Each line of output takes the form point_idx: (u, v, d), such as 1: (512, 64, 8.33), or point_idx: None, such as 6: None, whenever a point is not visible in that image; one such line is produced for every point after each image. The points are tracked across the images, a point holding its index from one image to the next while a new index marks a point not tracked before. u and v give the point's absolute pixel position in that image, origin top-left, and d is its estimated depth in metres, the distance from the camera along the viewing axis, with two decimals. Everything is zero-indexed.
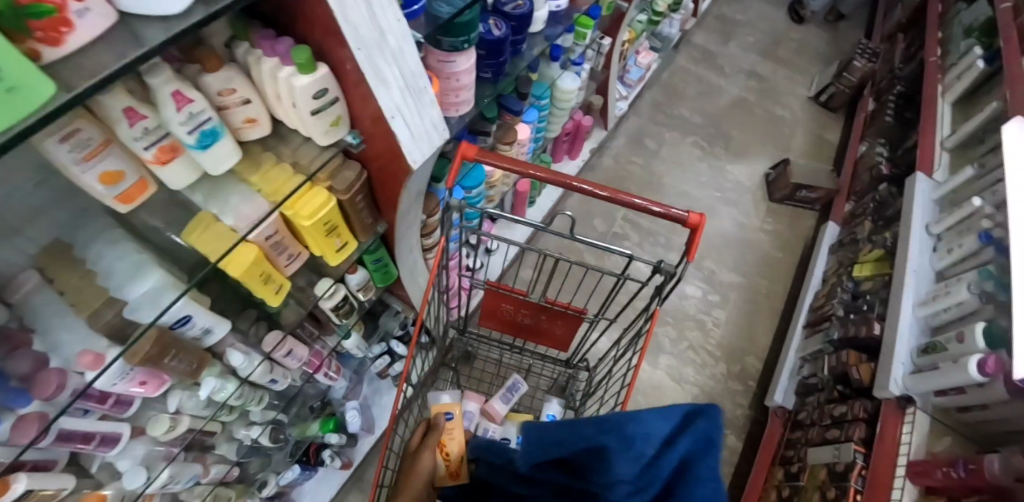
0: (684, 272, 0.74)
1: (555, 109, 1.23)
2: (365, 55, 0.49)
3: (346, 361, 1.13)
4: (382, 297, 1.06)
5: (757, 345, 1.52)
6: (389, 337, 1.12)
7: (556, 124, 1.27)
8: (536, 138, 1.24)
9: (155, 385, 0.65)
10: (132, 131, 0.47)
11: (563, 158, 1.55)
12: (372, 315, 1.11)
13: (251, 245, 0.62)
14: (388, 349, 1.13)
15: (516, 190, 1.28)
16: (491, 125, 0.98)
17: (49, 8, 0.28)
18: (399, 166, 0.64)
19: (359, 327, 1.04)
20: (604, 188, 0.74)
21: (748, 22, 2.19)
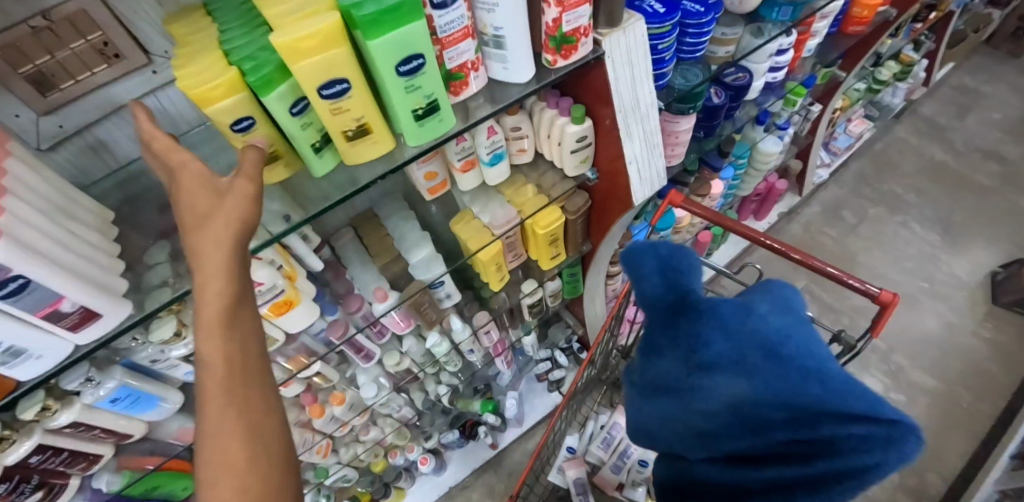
0: (866, 348, 0.73)
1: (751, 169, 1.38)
2: (624, 115, 0.67)
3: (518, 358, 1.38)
4: (560, 311, 1.33)
5: (945, 464, 1.30)
6: (555, 347, 1.38)
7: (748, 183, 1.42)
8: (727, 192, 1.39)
9: (406, 324, 0.88)
10: (455, 149, 0.69)
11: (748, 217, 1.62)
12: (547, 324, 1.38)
13: (497, 243, 0.83)
14: (552, 356, 1.37)
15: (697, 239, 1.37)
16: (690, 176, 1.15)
17: (462, 75, 0.52)
18: (622, 200, 0.80)
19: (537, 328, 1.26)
20: (790, 249, 0.78)
21: (996, 95, 1.87)
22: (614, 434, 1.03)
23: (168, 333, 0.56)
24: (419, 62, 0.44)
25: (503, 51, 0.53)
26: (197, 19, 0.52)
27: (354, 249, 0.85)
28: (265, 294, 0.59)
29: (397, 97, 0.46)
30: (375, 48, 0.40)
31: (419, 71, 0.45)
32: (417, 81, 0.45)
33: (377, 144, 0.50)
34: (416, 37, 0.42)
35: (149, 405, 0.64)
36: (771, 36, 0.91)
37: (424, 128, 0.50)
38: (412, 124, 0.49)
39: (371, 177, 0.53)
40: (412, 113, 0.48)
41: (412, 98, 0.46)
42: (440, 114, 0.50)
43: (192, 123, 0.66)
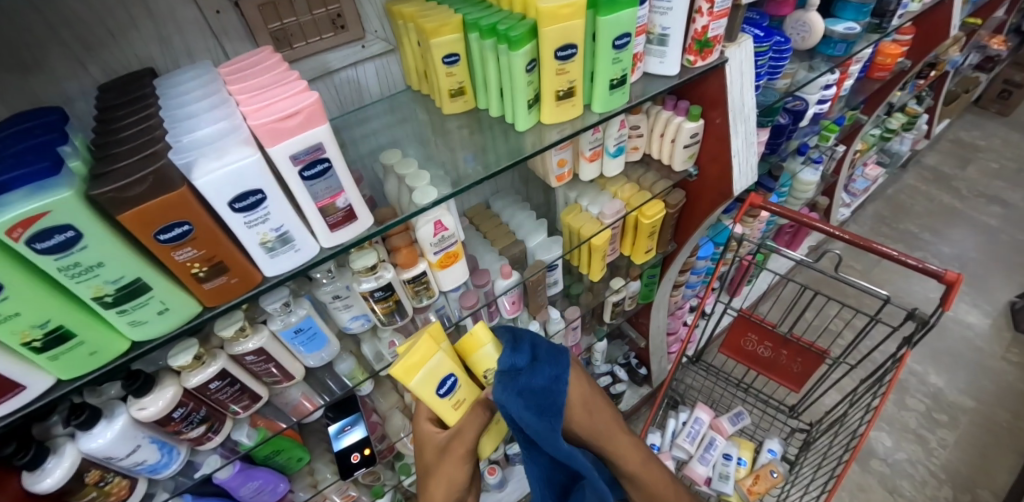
0: (940, 321, 0.83)
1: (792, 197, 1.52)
2: (734, 114, 0.79)
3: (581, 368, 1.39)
4: (622, 326, 1.38)
5: (996, 481, 1.34)
6: (614, 363, 1.44)
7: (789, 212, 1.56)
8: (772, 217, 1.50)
9: (516, 309, 0.93)
10: (589, 138, 0.81)
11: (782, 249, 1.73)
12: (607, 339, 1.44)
13: (605, 232, 0.92)
14: (612, 370, 1.41)
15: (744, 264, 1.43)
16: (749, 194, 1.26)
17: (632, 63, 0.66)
18: (719, 195, 0.91)
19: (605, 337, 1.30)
20: (863, 240, 0.89)
21: (993, 147, 2.10)
22: (698, 428, 1.05)
23: (369, 261, 0.61)
24: (626, 40, 0.56)
25: (665, 47, 0.67)
26: (420, 2, 0.64)
27: (474, 235, 0.93)
28: (444, 242, 0.68)
29: (603, 67, 0.58)
30: (606, 23, 0.53)
31: (624, 48, 0.57)
32: (621, 56, 0.58)
33: (573, 106, 0.61)
34: (631, 19, 0.55)
35: (316, 347, 0.70)
36: (821, 71, 1.07)
37: (613, 97, 0.61)
38: (605, 92, 0.60)
39: (558, 136, 0.63)
40: (608, 82, 0.59)
41: (613, 70, 0.58)
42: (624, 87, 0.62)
43: (372, 95, 0.78)
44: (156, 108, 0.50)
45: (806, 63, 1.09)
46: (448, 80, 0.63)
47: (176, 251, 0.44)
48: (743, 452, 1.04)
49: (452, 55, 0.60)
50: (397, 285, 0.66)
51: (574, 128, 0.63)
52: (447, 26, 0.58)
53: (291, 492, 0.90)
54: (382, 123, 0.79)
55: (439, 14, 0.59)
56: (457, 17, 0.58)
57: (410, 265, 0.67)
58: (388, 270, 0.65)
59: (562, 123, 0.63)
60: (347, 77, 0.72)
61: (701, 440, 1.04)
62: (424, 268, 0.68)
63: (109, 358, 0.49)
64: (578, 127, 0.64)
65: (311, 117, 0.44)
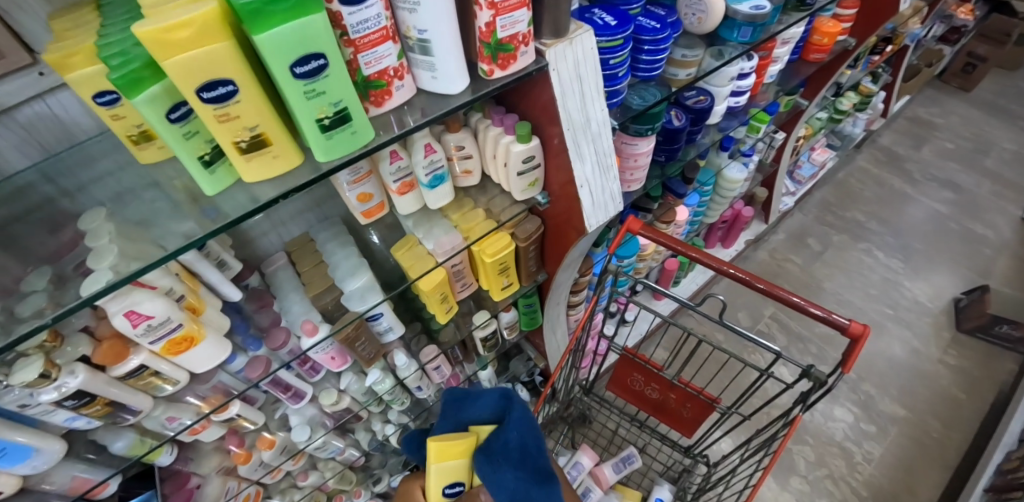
0: (838, 383, 0.70)
1: (718, 196, 1.35)
2: (572, 134, 0.62)
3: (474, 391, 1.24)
4: (520, 344, 1.24)
5: (919, 498, 1.26)
6: (516, 380, 1.29)
7: (715, 210, 1.39)
8: (695, 218, 1.34)
9: (340, 362, 0.79)
10: (389, 168, 0.63)
11: (716, 245, 1.57)
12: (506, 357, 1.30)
13: (442, 270, 0.76)
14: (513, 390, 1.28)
15: (663, 267, 1.30)
16: (654, 203, 1.09)
17: (383, 83, 0.47)
18: (575, 226, 0.74)
19: (494, 362, 1.15)
20: (758, 280, 0.74)
21: (951, 126, 1.94)
22: (576, 474, 0.93)
23: (31, 375, 0.47)
24: (321, 64, 0.38)
25: (432, 59, 0.48)
26: (83, 13, 0.46)
27: (286, 280, 0.77)
28: (158, 329, 0.52)
29: (296, 105, 0.40)
30: (263, 47, 0.35)
31: (320, 75, 0.39)
32: (320, 86, 0.40)
33: (277, 157, 0.44)
34: (315, 36, 0.37)
35: (17, 459, 0.56)
36: (730, 59, 0.87)
37: (334, 140, 0.44)
38: (318, 137, 0.43)
39: (272, 195, 0.46)
40: (316, 123, 0.42)
41: (315, 106, 0.41)
42: (353, 125, 0.44)
43: (89, 131, 0.61)
44: None
45: (711, 50, 0.90)
46: (119, 125, 0.46)
47: None
48: None
49: (106, 93, 0.43)
50: (96, 388, 0.53)
51: (293, 184, 0.46)
52: (76, 56, 0.40)
53: None
54: (115, 160, 0.61)
55: (77, 39, 0.42)
56: (92, 41, 0.41)
57: (115, 362, 0.52)
58: (74, 377, 0.51)
59: (277, 176, 0.46)
60: (38, 112, 0.55)
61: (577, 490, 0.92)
62: (140, 362, 0.54)
63: None
64: (301, 180, 0.46)
65: None
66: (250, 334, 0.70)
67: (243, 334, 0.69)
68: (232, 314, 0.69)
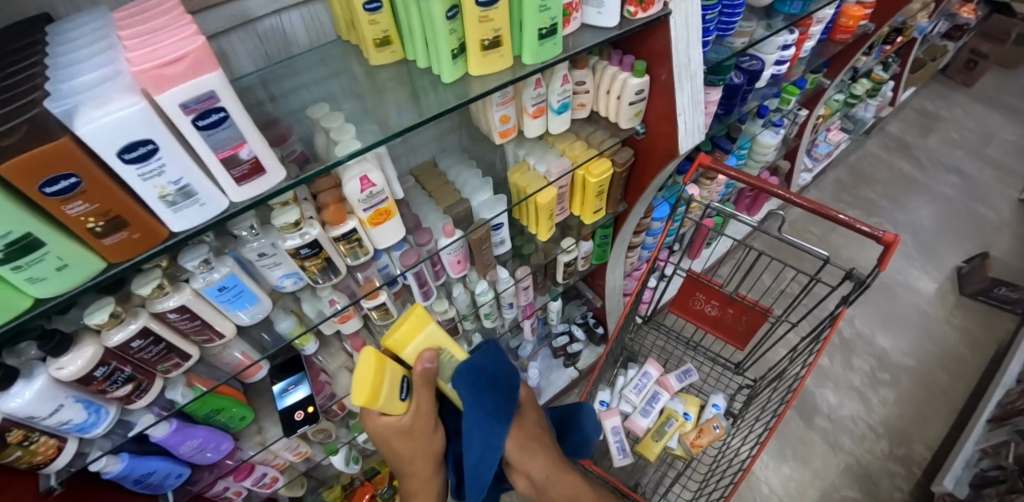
0: (875, 281, 0.86)
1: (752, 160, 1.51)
2: (679, 71, 0.78)
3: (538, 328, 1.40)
4: (578, 286, 1.40)
5: (929, 434, 1.42)
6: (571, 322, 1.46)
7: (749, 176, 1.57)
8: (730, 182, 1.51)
9: (461, 267, 0.94)
10: (532, 93, 0.78)
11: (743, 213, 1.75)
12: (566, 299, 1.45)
13: (553, 190, 0.92)
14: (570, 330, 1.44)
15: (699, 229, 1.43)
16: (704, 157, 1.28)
17: (567, 13, 0.64)
18: (666, 154, 0.90)
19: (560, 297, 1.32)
20: (809, 201, 0.90)
21: (954, 118, 2.14)
22: (645, 382, 1.09)
23: (291, 218, 0.60)
24: None
25: None
26: None
27: (420, 195, 0.92)
28: (373, 198, 0.67)
29: (531, 15, 0.56)
30: None
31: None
32: (549, 3, 0.56)
33: (501, 57, 0.60)
34: None
35: (244, 304, 0.69)
36: (778, 30, 1.03)
37: (543, 47, 0.60)
38: (535, 43, 0.59)
39: (489, 88, 0.61)
40: (537, 31, 0.58)
41: (541, 18, 0.56)
42: (555, 39, 0.60)
43: (300, 46, 0.75)
44: (43, 65, 0.45)
45: (764, 21, 1.05)
46: (371, 28, 0.60)
47: (66, 204, 0.41)
48: (688, 407, 1.07)
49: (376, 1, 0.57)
50: (324, 242, 0.66)
51: (505, 79, 0.61)
52: None
53: (238, 450, 0.92)
54: (316, 75, 0.75)
55: None
56: None
57: (338, 222, 0.66)
58: (314, 227, 0.63)
59: (490, 74, 0.61)
60: (272, 26, 0.70)
61: (648, 392, 1.09)
62: (353, 226, 0.67)
63: (8, 316, 0.46)
64: (509, 77, 0.62)
65: (200, 63, 0.41)
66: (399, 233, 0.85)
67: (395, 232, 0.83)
68: None
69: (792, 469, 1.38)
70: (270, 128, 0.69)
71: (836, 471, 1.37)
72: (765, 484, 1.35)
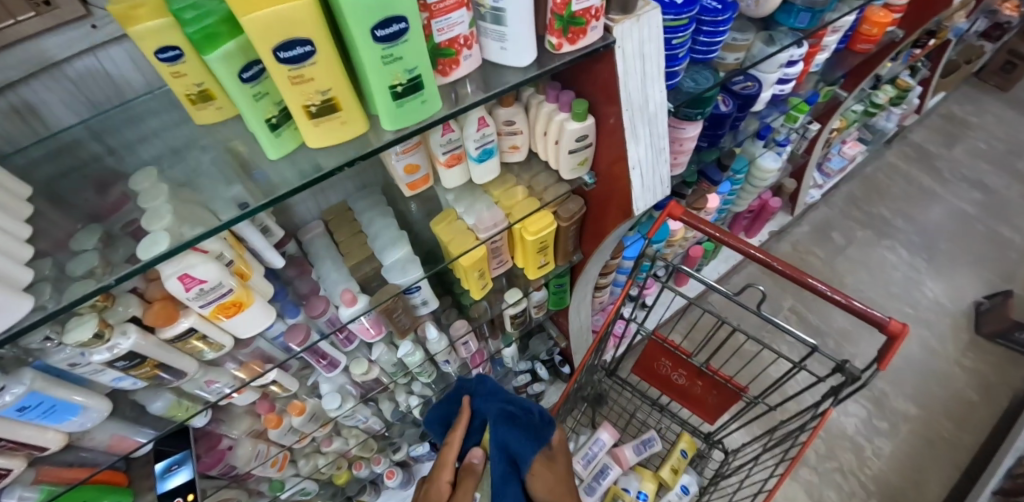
0: (872, 379, 0.69)
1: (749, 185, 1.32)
2: (629, 115, 0.60)
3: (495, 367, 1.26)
4: (542, 323, 1.23)
5: (925, 494, 1.28)
6: (536, 359, 1.30)
7: (744, 199, 1.38)
8: (722, 207, 1.33)
9: (375, 332, 0.80)
10: (440, 140, 0.62)
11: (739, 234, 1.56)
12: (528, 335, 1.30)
13: (482, 247, 0.76)
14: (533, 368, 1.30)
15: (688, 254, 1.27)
16: (688, 188, 1.07)
17: (452, 52, 0.46)
18: (621, 207, 0.73)
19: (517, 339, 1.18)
20: (788, 266, 0.69)
21: (986, 126, 1.90)
22: (596, 451, 0.95)
23: (86, 334, 0.46)
24: (402, 28, 0.37)
25: (503, 28, 0.46)
26: None
27: (325, 248, 0.77)
28: (209, 293, 0.51)
29: (372, 70, 0.38)
30: (349, 9, 0.33)
31: (400, 39, 0.38)
32: (397, 51, 0.38)
33: (346, 123, 0.43)
34: None
35: (64, 416, 0.56)
36: (782, 46, 0.84)
37: (403, 108, 0.43)
38: (390, 104, 0.42)
39: (337, 163, 0.45)
40: (389, 90, 0.41)
41: (390, 72, 0.39)
42: (423, 94, 0.44)
43: (139, 89, 0.59)
44: None
45: (764, 34, 0.87)
46: (178, 82, 0.42)
47: None
48: (644, 485, 0.93)
49: (168, 48, 0.39)
50: (146, 350, 0.52)
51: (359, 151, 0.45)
52: (140, 6, 0.36)
53: None
54: (161, 119, 0.59)
55: None
56: None
57: (166, 323, 0.51)
58: (126, 337, 0.50)
59: (340, 143, 0.45)
60: (89, 66, 0.53)
61: (597, 464, 0.94)
62: (190, 325, 0.53)
63: None
64: (367, 146, 0.46)
65: None
66: (288, 301, 0.70)
67: (282, 301, 0.69)
68: (272, 280, 0.69)
69: None
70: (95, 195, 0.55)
71: None
72: None
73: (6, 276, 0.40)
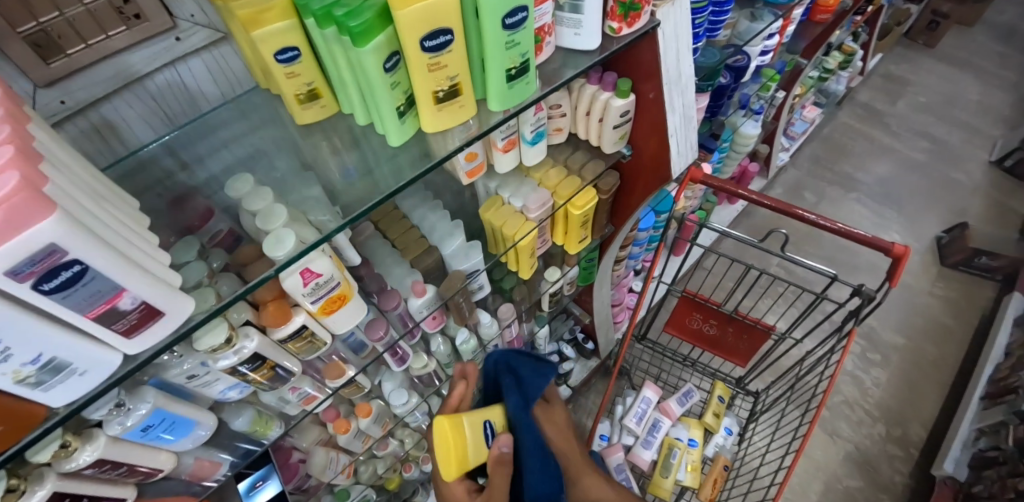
0: (886, 296, 0.80)
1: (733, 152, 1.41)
2: (668, 88, 0.68)
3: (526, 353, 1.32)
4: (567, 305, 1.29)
5: (923, 413, 1.42)
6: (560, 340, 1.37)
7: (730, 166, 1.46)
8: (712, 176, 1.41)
9: (437, 322, 0.84)
10: (502, 126, 0.66)
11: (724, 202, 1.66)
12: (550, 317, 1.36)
13: (533, 229, 0.81)
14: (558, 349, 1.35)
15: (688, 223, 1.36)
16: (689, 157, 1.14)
17: (539, 40, 0.54)
18: (656, 175, 0.80)
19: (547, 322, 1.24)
20: (781, 203, 0.80)
21: (921, 81, 2.12)
22: (645, 408, 1.01)
23: (219, 339, 0.48)
24: (521, 18, 0.45)
25: (580, 16, 0.54)
26: None
27: (381, 246, 0.79)
28: (321, 288, 0.55)
29: (496, 55, 0.47)
30: (490, 2, 0.42)
31: (519, 27, 0.46)
32: (517, 38, 0.47)
33: (462, 106, 0.51)
34: None
35: (182, 431, 0.57)
36: (764, 20, 0.95)
37: (512, 89, 0.52)
38: (503, 85, 0.50)
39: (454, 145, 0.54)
40: (505, 72, 0.49)
41: (508, 56, 0.47)
42: (527, 76, 0.52)
43: (210, 100, 0.60)
44: None
45: (748, 11, 0.97)
46: (291, 82, 0.47)
47: None
48: (692, 433, 0.99)
49: (288, 50, 0.44)
50: (265, 351, 0.54)
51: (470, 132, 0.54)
52: (269, 11, 0.41)
53: None
54: (235, 131, 0.61)
55: None
56: None
57: (280, 323, 0.54)
58: (251, 340, 0.52)
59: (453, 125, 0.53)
60: (167, 80, 0.55)
61: (648, 420, 1.01)
62: (303, 322, 0.56)
63: None
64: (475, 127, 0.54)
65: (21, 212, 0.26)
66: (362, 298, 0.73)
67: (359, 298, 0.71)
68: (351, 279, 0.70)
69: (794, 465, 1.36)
70: (184, 208, 0.55)
71: (837, 462, 1.36)
72: None
73: (161, 278, 0.40)
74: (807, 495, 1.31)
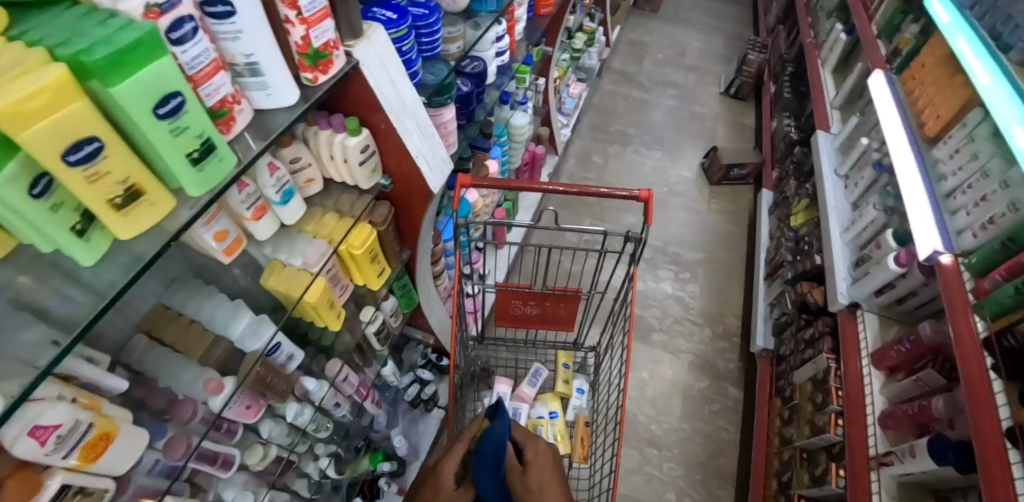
0: (647, 235, 0.95)
1: (514, 143, 1.53)
2: (395, 116, 0.71)
3: (385, 394, 1.31)
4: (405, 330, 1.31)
5: (732, 306, 1.74)
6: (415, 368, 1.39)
7: (517, 155, 1.58)
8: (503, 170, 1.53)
9: (254, 410, 0.80)
10: (241, 197, 0.64)
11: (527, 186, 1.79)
12: (398, 351, 1.39)
13: (319, 280, 0.79)
14: (416, 376, 1.37)
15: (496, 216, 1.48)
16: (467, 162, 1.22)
17: (225, 111, 0.50)
18: (420, 194, 0.85)
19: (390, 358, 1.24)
20: (572, 185, 0.93)
21: (654, 42, 2.56)
22: (502, 403, 1.08)
23: None
24: (180, 102, 0.41)
25: (264, 80, 0.53)
26: None
27: (163, 354, 0.70)
28: (67, 438, 0.47)
29: (167, 146, 0.42)
30: (128, 102, 0.37)
31: (181, 111, 0.42)
32: (183, 122, 0.42)
33: (153, 204, 0.45)
34: (170, 75, 0.39)
35: None
36: (486, 27, 1.03)
37: (205, 171, 0.48)
38: (192, 171, 0.46)
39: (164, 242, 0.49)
40: (187, 158, 0.45)
41: (182, 143, 0.43)
42: (217, 152, 0.48)
43: None
44: None
45: (470, 22, 1.04)
46: None
47: None
48: (551, 406, 1.11)
49: None
50: None
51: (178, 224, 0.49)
52: None
53: None
54: None
55: None
56: None
57: (29, 497, 0.44)
58: None
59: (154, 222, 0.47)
60: None
61: (509, 412, 1.08)
62: (62, 483, 0.46)
63: None
64: (185, 216, 0.49)
65: None
66: (150, 421, 0.67)
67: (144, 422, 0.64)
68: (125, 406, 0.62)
69: (654, 390, 1.55)
70: None
71: (685, 373, 1.59)
72: (641, 414, 1.50)
73: None
74: (672, 410, 1.51)
